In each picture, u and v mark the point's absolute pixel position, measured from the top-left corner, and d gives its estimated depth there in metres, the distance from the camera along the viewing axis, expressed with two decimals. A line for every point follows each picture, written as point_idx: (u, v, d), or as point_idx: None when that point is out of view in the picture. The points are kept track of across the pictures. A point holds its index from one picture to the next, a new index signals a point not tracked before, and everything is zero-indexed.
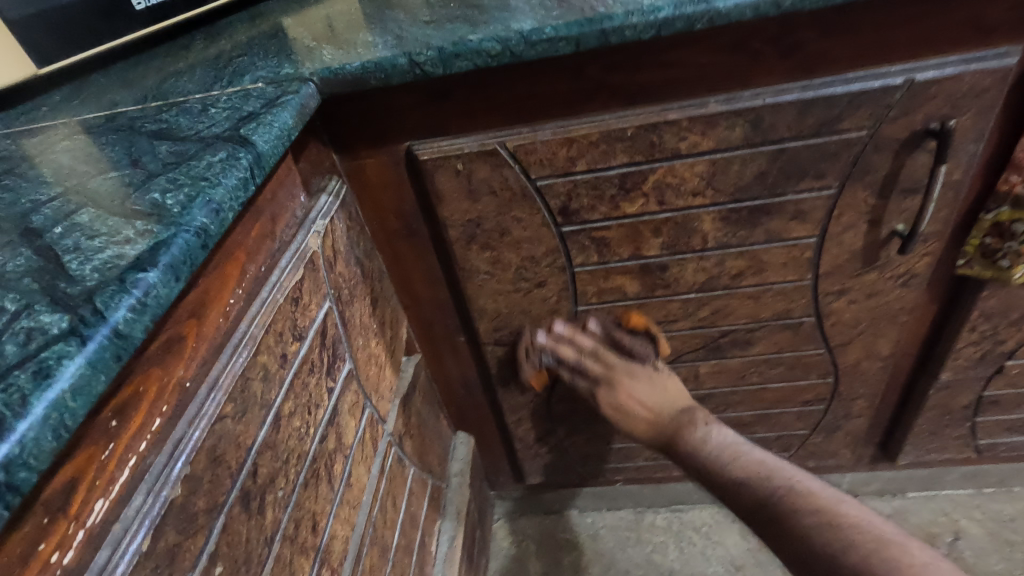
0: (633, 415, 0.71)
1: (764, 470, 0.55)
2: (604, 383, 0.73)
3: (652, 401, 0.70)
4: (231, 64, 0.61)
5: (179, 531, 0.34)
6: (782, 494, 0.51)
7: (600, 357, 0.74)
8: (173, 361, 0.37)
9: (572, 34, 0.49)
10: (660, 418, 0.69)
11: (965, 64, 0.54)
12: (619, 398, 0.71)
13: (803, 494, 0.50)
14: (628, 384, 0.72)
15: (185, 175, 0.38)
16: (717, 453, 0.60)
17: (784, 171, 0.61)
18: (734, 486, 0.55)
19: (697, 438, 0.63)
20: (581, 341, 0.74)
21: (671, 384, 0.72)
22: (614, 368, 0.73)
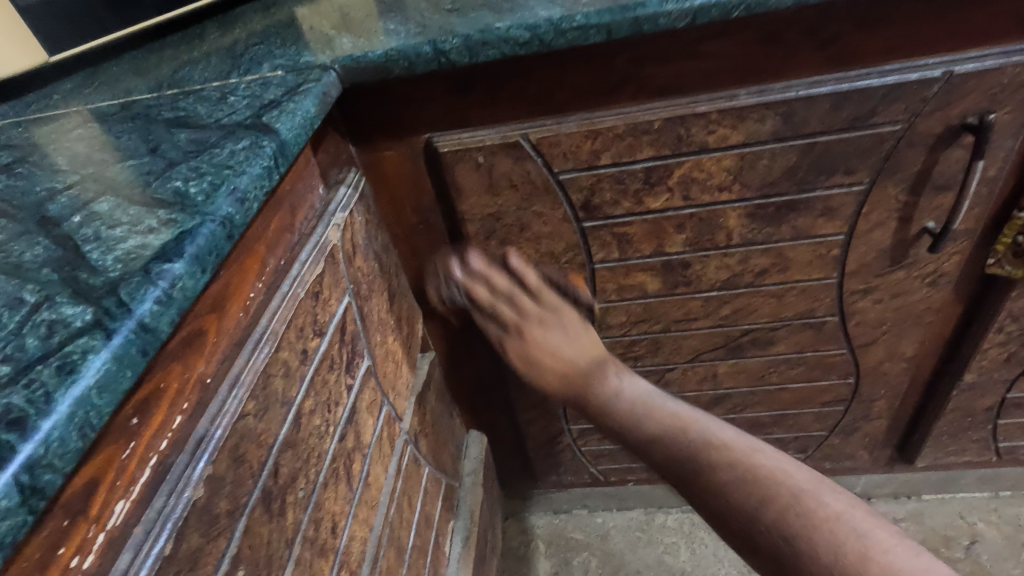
0: (552, 363, 0.61)
1: (669, 421, 0.51)
2: (515, 334, 0.62)
3: (571, 353, 0.61)
4: (247, 53, 0.59)
5: (202, 533, 0.33)
6: (692, 452, 0.47)
7: (509, 298, 0.63)
8: (194, 356, 0.35)
9: (604, 21, 0.47)
10: (575, 373, 0.60)
11: (1006, 57, 0.53)
12: (530, 351, 0.62)
13: (718, 452, 0.46)
14: (538, 333, 0.62)
15: (207, 163, 0.37)
16: (623, 405, 0.55)
17: (815, 166, 0.60)
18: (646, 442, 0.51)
19: (609, 392, 0.57)
20: (496, 283, 0.64)
21: (589, 336, 0.62)
22: (521, 321, 0.62)
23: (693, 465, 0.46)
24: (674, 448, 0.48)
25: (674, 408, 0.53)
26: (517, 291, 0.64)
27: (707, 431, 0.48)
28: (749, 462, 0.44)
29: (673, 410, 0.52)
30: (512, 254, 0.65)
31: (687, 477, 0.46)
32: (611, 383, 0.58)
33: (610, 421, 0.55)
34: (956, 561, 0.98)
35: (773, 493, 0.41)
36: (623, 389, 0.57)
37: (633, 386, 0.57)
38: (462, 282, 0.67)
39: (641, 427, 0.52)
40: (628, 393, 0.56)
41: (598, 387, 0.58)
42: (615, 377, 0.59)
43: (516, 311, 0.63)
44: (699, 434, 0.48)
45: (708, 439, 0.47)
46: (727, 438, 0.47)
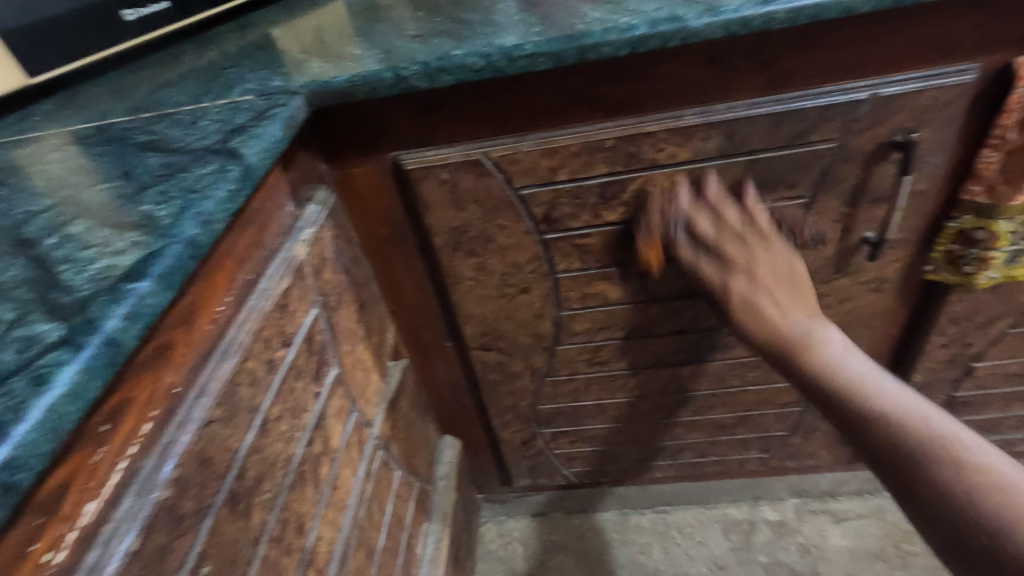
0: (761, 323, 0.61)
1: (891, 399, 0.52)
2: (746, 273, 0.61)
3: (790, 314, 0.61)
4: (221, 75, 0.62)
5: (167, 532, 0.35)
6: (919, 439, 0.48)
7: (737, 237, 0.62)
8: (163, 367, 0.38)
9: (553, 50, 0.51)
10: (786, 333, 0.60)
11: (926, 80, 0.57)
12: (754, 303, 0.61)
13: (934, 439, 0.48)
14: (768, 284, 0.61)
15: (176, 187, 0.40)
16: (845, 378, 0.55)
17: (757, 180, 0.64)
18: (859, 418, 0.52)
19: (828, 363, 0.57)
20: (728, 218, 0.62)
21: (807, 299, 0.62)
22: (756, 259, 0.62)
23: (918, 460, 0.48)
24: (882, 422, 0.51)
25: (909, 398, 0.52)
26: (749, 227, 0.62)
27: (926, 416, 0.50)
28: (960, 449, 0.47)
29: (886, 384, 0.54)
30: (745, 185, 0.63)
31: (901, 450, 0.49)
32: (828, 354, 0.57)
33: (823, 393, 0.56)
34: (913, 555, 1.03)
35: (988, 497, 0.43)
36: (843, 360, 0.57)
37: (852, 358, 0.57)
38: (688, 210, 0.63)
39: (861, 398, 0.53)
40: (851, 366, 0.56)
41: (812, 353, 0.58)
42: (836, 345, 0.58)
43: (741, 251, 0.62)
44: (932, 428, 0.49)
45: (930, 430, 0.49)
46: (931, 420, 0.49)
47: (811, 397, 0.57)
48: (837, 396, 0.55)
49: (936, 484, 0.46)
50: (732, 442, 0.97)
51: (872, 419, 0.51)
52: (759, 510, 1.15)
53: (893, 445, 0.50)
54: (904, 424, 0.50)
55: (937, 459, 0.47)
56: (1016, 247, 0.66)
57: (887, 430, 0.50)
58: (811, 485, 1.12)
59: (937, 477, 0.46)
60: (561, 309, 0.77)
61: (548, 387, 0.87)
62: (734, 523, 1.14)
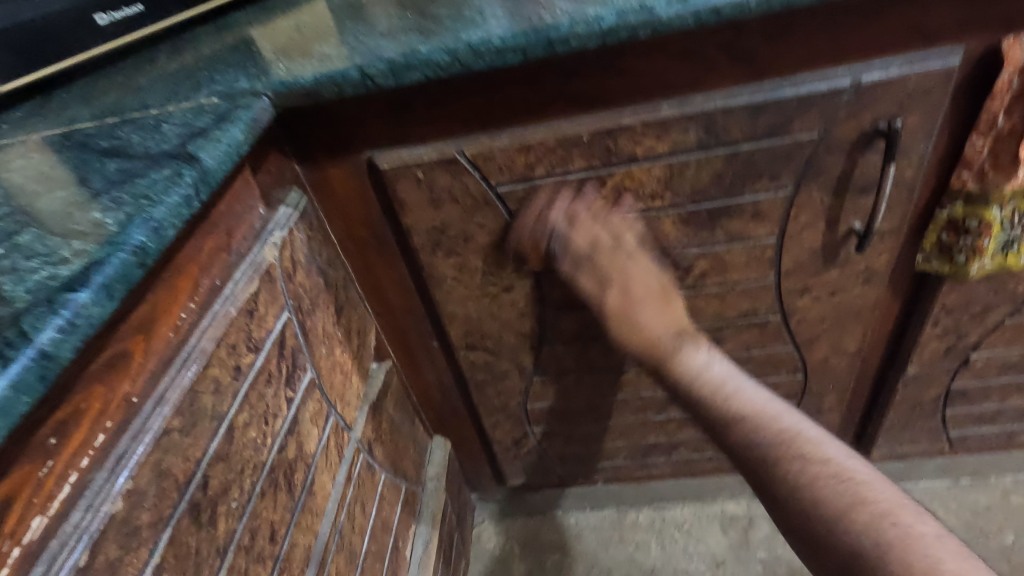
0: (643, 330, 0.65)
1: (746, 406, 0.59)
2: (617, 286, 0.65)
3: (658, 325, 0.65)
4: (191, 78, 0.61)
5: (121, 544, 0.35)
6: (773, 446, 0.55)
7: (609, 255, 0.65)
8: (118, 377, 0.38)
9: (519, 44, 0.50)
10: (662, 348, 0.65)
11: (909, 66, 0.55)
12: (628, 320, 0.65)
13: (781, 438, 0.56)
14: (642, 302, 0.66)
15: (128, 193, 0.39)
16: (710, 379, 0.62)
17: (740, 172, 0.62)
18: (733, 425, 0.58)
19: (698, 373, 0.63)
20: (614, 225, 0.65)
21: (675, 308, 0.67)
22: (621, 276, 0.65)
23: (783, 472, 0.53)
24: (758, 435, 0.56)
25: (761, 395, 0.61)
26: (617, 247, 0.65)
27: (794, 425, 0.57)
28: (799, 443, 0.55)
29: (738, 383, 0.62)
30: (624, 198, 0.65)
31: (761, 458, 0.55)
32: (700, 362, 0.64)
33: (691, 395, 0.62)
34: None
35: (858, 510, 0.48)
36: (708, 365, 0.64)
37: (716, 364, 0.64)
38: (569, 215, 0.64)
39: (730, 403, 0.60)
40: (715, 369, 0.63)
41: (680, 364, 0.64)
42: (701, 353, 0.65)
43: (608, 267, 0.65)
44: (776, 432, 0.56)
45: (779, 428, 0.57)
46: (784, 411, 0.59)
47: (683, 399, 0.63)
48: (708, 399, 0.61)
49: (799, 497, 0.51)
50: None
51: (734, 421, 0.58)
52: (758, 506, 1.14)
53: (775, 466, 0.54)
54: (784, 449, 0.55)
55: (792, 467, 0.53)
56: (1006, 235, 0.64)
57: (777, 454, 0.55)
58: None
59: (796, 478, 0.52)
60: (545, 307, 0.76)
61: (536, 386, 0.86)
62: (732, 519, 1.13)
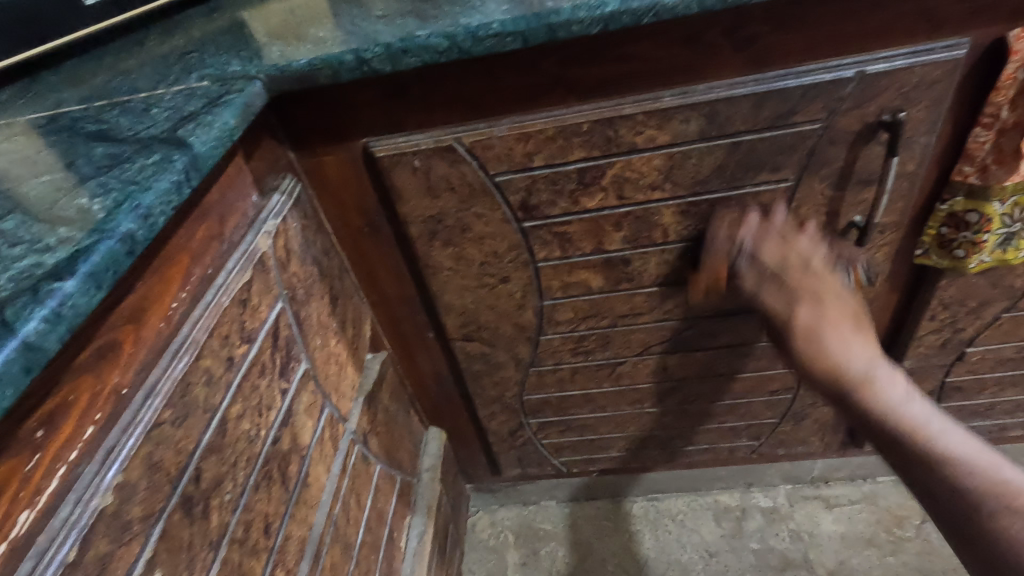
0: (820, 341, 0.54)
1: (945, 447, 0.46)
2: (809, 301, 0.56)
3: (847, 348, 0.53)
4: (182, 60, 0.59)
5: (111, 539, 0.34)
6: (990, 493, 0.42)
7: (800, 273, 0.58)
8: (108, 368, 0.37)
9: (520, 29, 0.49)
10: (835, 361, 0.53)
11: (915, 56, 0.54)
12: (812, 334, 0.54)
13: (991, 484, 0.43)
14: (830, 308, 0.55)
15: (116, 179, 0.38)
16: (903, 414, 0.48)
17: (740, 164, 0.61)
18: (927, 470, 0.45)
19: (889, 406, 0.49)
20: (800, 246, 0.60)
21: (869, 331, 0.55)
22: (823, 288, 0.57)
23: (987, 524, 0.41)
24: (965, 479, 0.43)
25: (965, 438, 0.46)
26: (814, 265, 0.58)
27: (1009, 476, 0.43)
28: (1013, 496, 0.41)
29: (925, 415, 0.48)
30: (806, 224, 0.63)
31: (955, 510, 0.43)
32: (877, 381, 0.51)
33: (879, 430, 0.49)
34: (905, 540, 1.03)
35: None
36: (890, 389, 0.50)
37: (907, 390, 0.50)
38: (760, 236, 0.61)
39: (924, 443, 0.46)
40: (903, 395, 0.50)
41: (862, 383, 0.51)
42: (886, 375, 0.51)
43: (816, 282, 0.57)
44: (987, 478, 0.43)
45: (994, 478, 0.43)
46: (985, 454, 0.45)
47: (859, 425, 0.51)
48: (900, 439, 0.48)
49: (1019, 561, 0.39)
50: (721, 430, 0.96)
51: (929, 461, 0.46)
52: (752, 497, 1.14)
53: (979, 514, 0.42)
54: (998, 499, 0.41)
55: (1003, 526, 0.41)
56: (1006, 231, 0.64)
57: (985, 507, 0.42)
58: (803, 471, 1.11)
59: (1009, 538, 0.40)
60: (542, 299, 0.75)
61: (533, 377, 0.86)
62: (725, 510, 1.13)
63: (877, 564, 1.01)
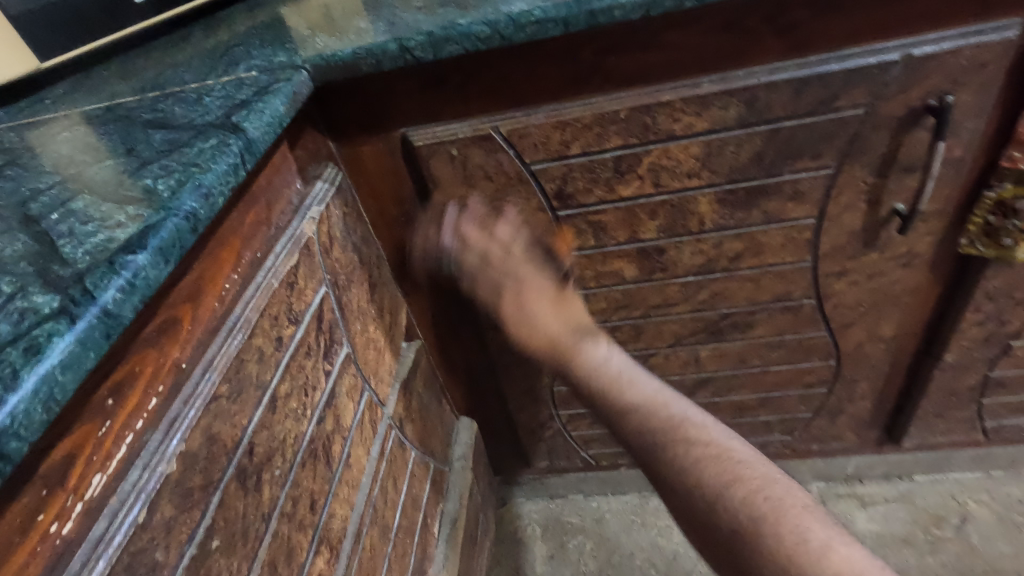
0: (529, 330, 0.59)
1: (636, 399, 0.52)
2: (516, 280, 0.61)
3: (551, 320, 0.59)
4: (228, 54, 0.61)
5: (175, 505, 0.35)
6: (666, 429, 0.48)
7: (497, 258, 0.62)
8: (168, 343, 0.38)
9: (562, 15, 0.49)
10: (559, 345, 0.58)
11: (963, 39, 0.53)
12: (522, 311, 0.60)
13: (673, 427, 0.48)
14: (536, 292, 0.60)
15: (176, 162, 0.39)
16: (606, 374, 0.55)
17: (780, 151, 0.61)
18: (624, 413, 0.51)
19: (591, 367, 0.56)
20: (499, 235, 0.63)
21: (573, 299, 0.62)
22: (517, 267, 0.62)
23: (668, 457, 0.47)
24: (641, 428, 0.50)
25: (652, 386, 0.53)
26: (496, 242, 0.63)
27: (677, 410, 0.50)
28: (694, 433, 0.47)
29: (640, 379, 0.54)
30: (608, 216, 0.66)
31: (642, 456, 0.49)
32: (593, 355, 0.56)
33: (590, 393, 0.55)
34: (945, 541, 1.00)
35: (746, 491, 0.42)
36: (604, 356, 0.56)
37: (615, 356, 0.57)
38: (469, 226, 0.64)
39: (621, 394, 0.52)
40: (613, 362, 0.56)
41: (577, 355, 0.57)
42: (601, 347, 0.58)
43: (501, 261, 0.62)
44: (665, 417, 0.49)
45: (673, 415, 0.49)
46: (675, 399, 0.51)
47: (582, 398, 0.56)
48: (603, 391, 0.54)
49: (686, 483, 0.45)
50: (753, 424, 0.95)
51: (627, 406, 0.51)
52: None
53: (663, 453, 0.47)
54: (678, 434, 0.48)
55: (675, 460, 0.46)
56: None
57: (659, 450, 0.47)
58: (836, 469, 1.09)
59: (688, 467, 0.45)
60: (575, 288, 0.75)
61: None
62: None
63: (917, 564, 0.99)
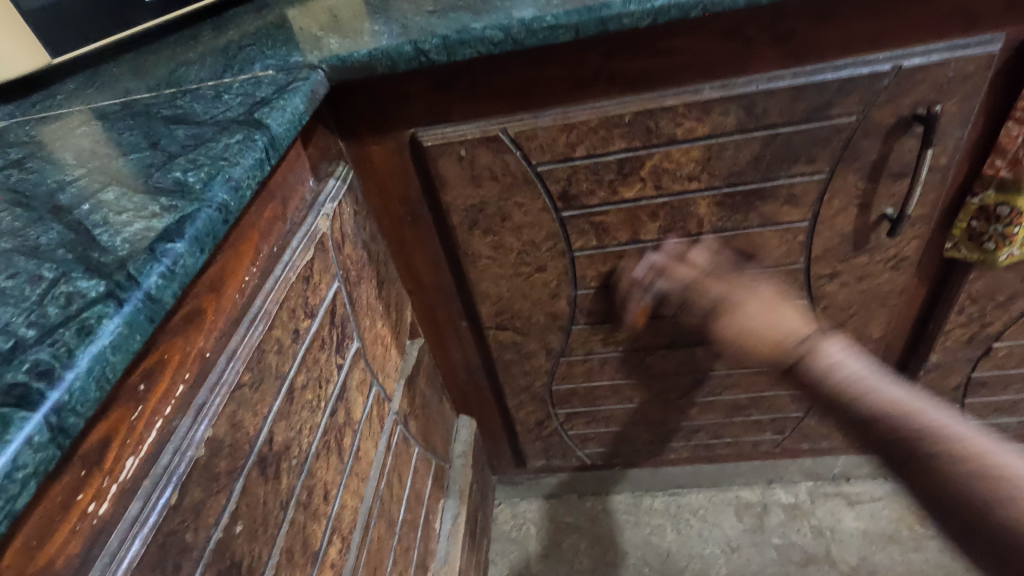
0: (752, 338, 0.62)
1: (888, 400, 0.49)
2: (730, 302, 0.67)
3: (781, 329, 0.60)
4: (241, 53, 0.62)
5: (203, 489, 0.36)
6: (934, 436, 0.45)
7: (711, 279, 0.70)
8: (194, 332, 0.39)
9: (573, 22, 0.51)
10: (784, 347, 0.58)
11: (950, 51, 0.56)
12: (734, 327, 0.65)
13: (935, 433, 0.46)
14: (749, 308, 0.65)
15: (204, 156, 0.40)
16: (841, 376, 0.53)
17: (776, 155, 0.63)
18: (875, 415, 0.49)
19: (822, 368, 0.54)
20: (699, 261, 0.71)
21: (790, 313, 0.62)
22: (728, 291, 0.68)
23: (938, 466, 0.44)
24: (901, 431, 0.47)
25: (901, 390, 0.50)
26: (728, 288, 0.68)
27: (946, 422, 0.46)
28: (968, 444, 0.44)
29: (884, 384, 0.51)
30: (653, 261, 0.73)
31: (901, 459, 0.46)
32: (832, 359, 0.55)
33: (826, 394, 0.53)
34: (928, 537, 1.03)
35: None
36: (842, 360, 0.54)
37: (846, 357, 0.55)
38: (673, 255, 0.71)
39: (866, 396, 0.50)
40: (848, 365, 0.54)
41: (809, 352, 0.56)
42: (832, 346, 0.56)
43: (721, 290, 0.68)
44: (926, 423, 0.46)
45: (936, 424, 0.46)
46: (932, 406, 0.48)
47: (818, 398, 0.54)
48: (840, 392, 0.52)
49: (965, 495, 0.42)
50: (746, 424, 0.97)
51: (874, 411, 0.49)
52: (773, 493, 1.15)
53: (934, 463, 0.44)
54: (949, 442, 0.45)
55: (952, 470, 0.43)
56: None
57: (931, 461, 0.44)
58: (825, 468, 1.12)
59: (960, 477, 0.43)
60: (576, 288, 0.77)
61: (563, 367, 0.88)
62: (747, 505, 1.14)
63: (900, 561, 1.01)
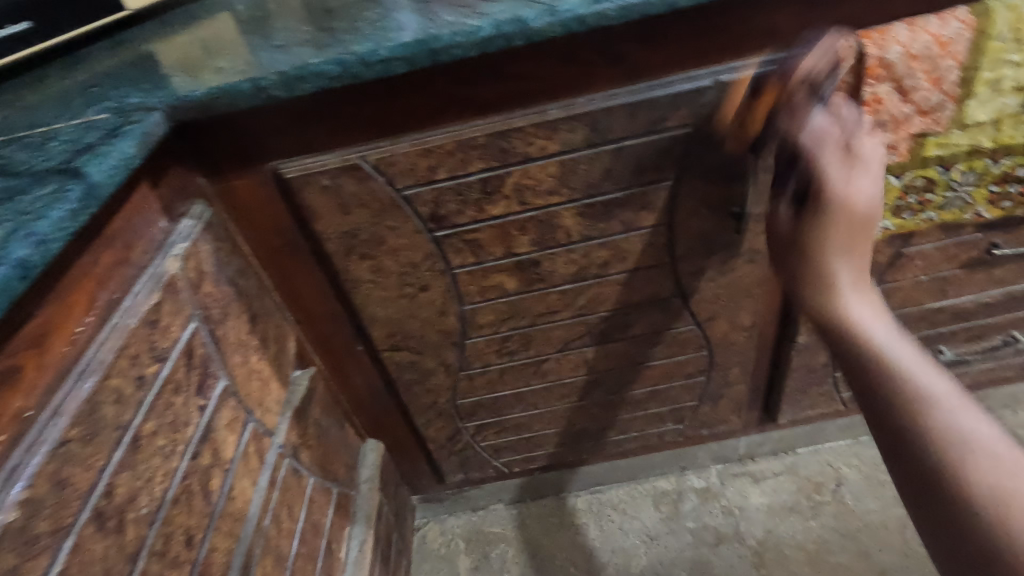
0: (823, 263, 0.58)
1: (922, 388, 0.47)
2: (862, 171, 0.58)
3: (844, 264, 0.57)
4: (83, 94, 0.61)
5: (18, 554, 0.36)
6: (937, 424, 0.45)
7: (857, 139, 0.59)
8: (7, 393, 0.38)
9: (405, 55, 0.53)
10: (835, 278, 0.57)
11: (761, 66, 0.62)
12: (830, 228, 0.58)
13: (945, 421, 0.45)
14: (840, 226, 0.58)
15: (9, 211, 0.40)
16: (860, 331, 0.52)
17: (626, 166, 0.68)
18: (888, 385, 0.48)
19: (844, 311, 0.55)
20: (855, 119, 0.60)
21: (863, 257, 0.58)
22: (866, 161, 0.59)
23: (938, 459, 0.44)
24: (908, 416, 0.47)
25: (938, 379, 0.48)
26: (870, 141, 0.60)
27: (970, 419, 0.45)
28: (968, 439, 0.44)
29: (922, 369, 0.49)
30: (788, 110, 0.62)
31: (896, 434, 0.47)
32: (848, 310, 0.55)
33: (840, 346, 0.53)
34: (823, 504, 1.11)
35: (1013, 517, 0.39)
36: (861, 318, 0.54)
37: (880, 324, 0.53)
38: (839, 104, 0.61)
39: (886, 361, 0.50)
40: (875, 327, 0.53)
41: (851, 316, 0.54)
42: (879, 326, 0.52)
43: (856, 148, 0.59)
44: (944, 418, 0.45)
45: (948, 416, 0.45)
46: (962, 401, 0.46)
47: (826, 341, 0.56)
48: (860, 355, 0.51)
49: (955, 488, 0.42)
50: (647, 417, 1.02)
51: (896, 379, 0.48)
52: (687, 480, 1.20)
53: (934, 457, 0.44)
54: (959, 433, 0.44)
55: (951, 464, 0.43)
56: (953, 194, 0.72)
57: (931, 441, 0.45)
58: (730, 450, 1.19)
59: (947, 466, 0.43)
60: (462, 304, 0.79)
61: (463, 381, 0.90)
62: (663, 494, 1.19)
63: (800, 530, 1.09)
